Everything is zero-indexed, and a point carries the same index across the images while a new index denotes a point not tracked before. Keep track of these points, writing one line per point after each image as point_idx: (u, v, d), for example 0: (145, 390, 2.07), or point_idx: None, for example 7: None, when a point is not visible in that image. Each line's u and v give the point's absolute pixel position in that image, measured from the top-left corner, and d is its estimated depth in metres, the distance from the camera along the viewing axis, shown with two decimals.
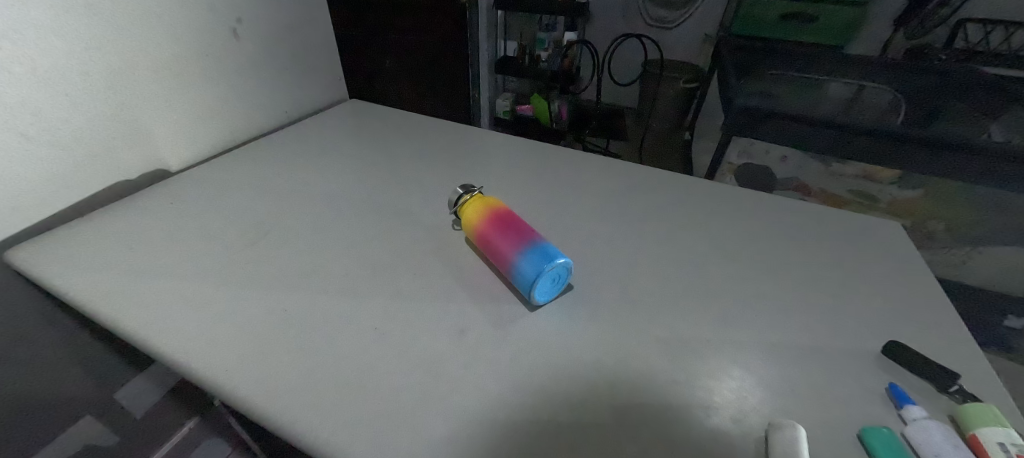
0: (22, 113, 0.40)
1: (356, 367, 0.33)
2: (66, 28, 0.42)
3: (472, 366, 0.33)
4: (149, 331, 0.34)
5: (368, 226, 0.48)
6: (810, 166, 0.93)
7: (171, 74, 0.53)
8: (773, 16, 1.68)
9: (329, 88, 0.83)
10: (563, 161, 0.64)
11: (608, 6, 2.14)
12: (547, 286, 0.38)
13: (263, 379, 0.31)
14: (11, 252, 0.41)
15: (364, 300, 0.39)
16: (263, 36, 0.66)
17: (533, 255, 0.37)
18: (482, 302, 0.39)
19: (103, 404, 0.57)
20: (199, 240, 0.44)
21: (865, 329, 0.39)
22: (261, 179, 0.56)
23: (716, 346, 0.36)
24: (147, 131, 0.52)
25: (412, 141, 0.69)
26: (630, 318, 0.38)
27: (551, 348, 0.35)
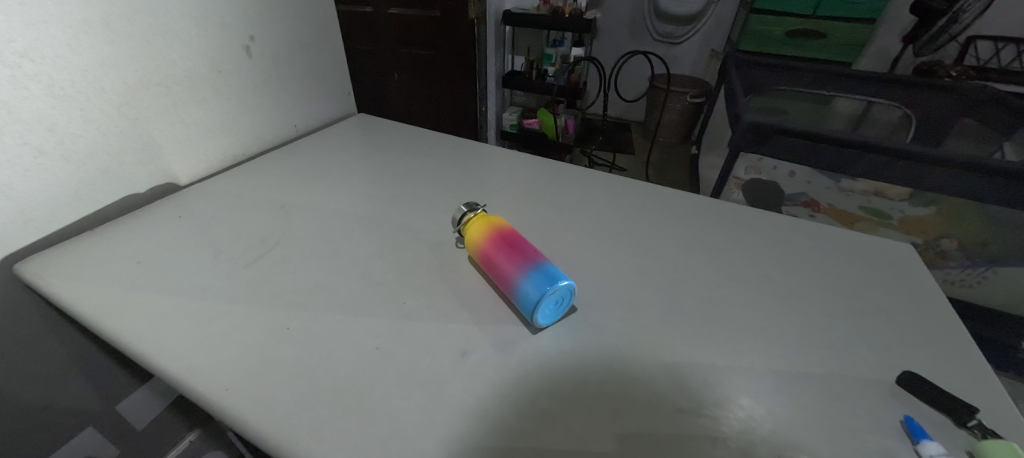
0: (37, 127, 0.41)
1: (356, 388, 0.32)
2: (84, 47, 0.43)
3: (473, 390, 0.33)
4: (152, 348, 0.34)
5: (374, 243, 0.48)
6: (818, 181, 0.91)
7: (185, 90, 0.55)
8: (779, 33, 1.69)
9: (338, 103, 0.85)
10: (569, 179, 0.64)
11: (615, 22, 2.16)
12: (551, 309, 0.37)
13: (262, 399, 0.31)
14: (21, 263, 0.42)
15: (366, 319, 0.38)
16: (276, 53, 0.67)
17: (537, 276, 0.37)
18: (485, 323, 0.39)
19: (105, 416, 0.57)
20: (204, 256, 0.44)
21: (879, 358, 0.38)
22: (269, 193, 0.56)
23: (724, 374, 0.35)
24: (159, 145, 0.53)
25: (420, 157, 0.70)
26: (637, 342, 0.38)
27: (554, 372, 0.35)
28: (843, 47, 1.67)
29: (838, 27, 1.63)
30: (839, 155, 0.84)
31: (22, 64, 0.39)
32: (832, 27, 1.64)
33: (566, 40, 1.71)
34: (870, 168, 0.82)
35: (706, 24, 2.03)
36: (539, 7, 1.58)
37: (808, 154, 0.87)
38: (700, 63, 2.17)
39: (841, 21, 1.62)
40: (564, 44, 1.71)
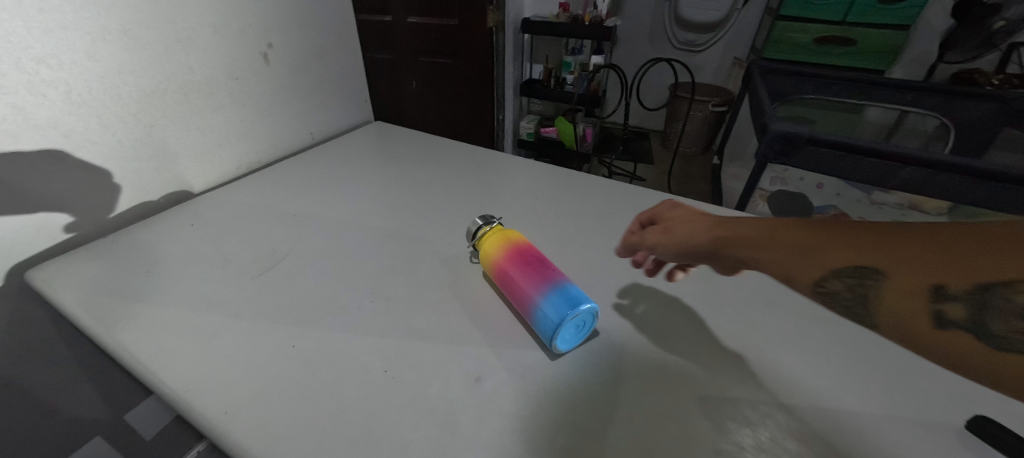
0: (52, 133, 0.41)
1: (360, 416, 0.30)
2: (103, 54, 0.43)
3: (486, 422, 0.30)
4: (153, 365, 0.33)
5: (386, 255, 0.47)
6: (849, 194, 0.89)
7: (201, 98, 0.54)
8: (806, 40, 1.64)
9: (355, 110, 0.84)
10: (589, 190, 0.61)
11: (635, 30, 2.13)
12: (571, 333, 0.34)
13: (260, 425, 0.29)
14: (32, 271, 0.41)
15: (375, 338, 0.36)
16: (294, 61, 0.67)
17: (556, 297, 0.34)
18: (501, 345, 0.36)
19: (114, 425, 0.56)
20: (212, 266, 0.43)
21: (941, 395, 0.33)
22: (281, 202, 0.55)
23: (767, 411, 0.31)
24: (174, 152, 0.53)
25: (436, 166, 0.68)
26: (666, 372, 0.34)
27: (576, 404, 0.31)
28: (875, 54, 1.60)
29: (869, 34, 1.56)
30: (876, 168, 0.78)
31: (40, 70, 0.39)
32: (863, 34, 1.57)
33: (586, 48, 1.65)
34: (910, 181, 0.76)
35: (728, 31, 1.98)
36: (558, 15, 1.56)
37: (841, 166, 0.81)
38: (722, 72, 2.12)
39: (874, 27, 1.55)
40: (584, 52, 1.66)
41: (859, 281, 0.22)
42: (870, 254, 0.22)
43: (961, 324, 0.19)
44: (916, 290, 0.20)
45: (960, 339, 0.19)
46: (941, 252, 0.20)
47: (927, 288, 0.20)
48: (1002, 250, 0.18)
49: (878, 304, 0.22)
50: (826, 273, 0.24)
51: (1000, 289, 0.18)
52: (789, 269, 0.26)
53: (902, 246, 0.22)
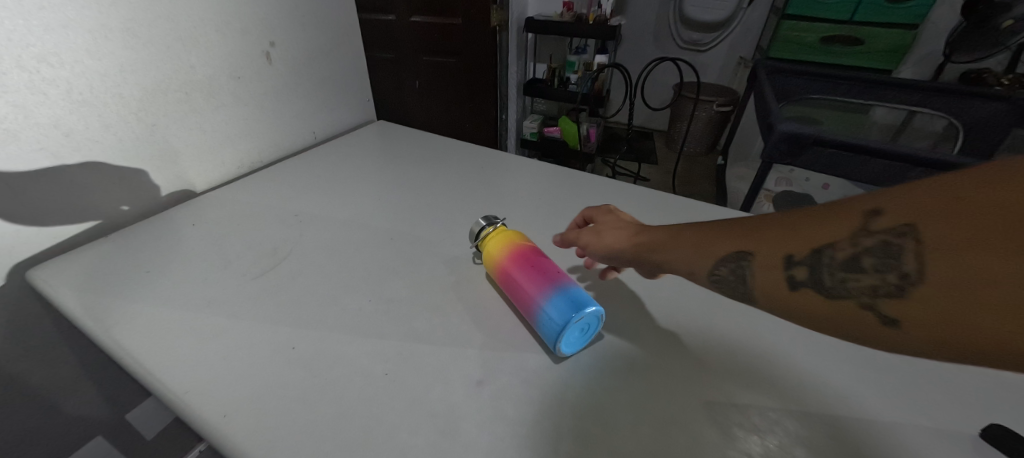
0: (53, 132, 0.41)
1: (361, 420, 0.29)
2: (104, 52, 0.43)
3: (488, 427, 0.29)
4: (152, 367, 0.32)
5: (387, 256, 0.46)
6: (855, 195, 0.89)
7: (203, 96, 0.54)
8: (813, 39, 1.62)
9: (358, 109, 0.84)
10: (593, 191, 0.61)
11: (639, 29, 2.12)
12: (575, 337, 0.34)
13: (259, 428, 0.29)
14: (33, 270, 0.41)
15: (375, 341, 0.36)
16: (296, 60, 0.67)
17: (559, 300, 0.34)
18: (504, 348, 0.36)
19: (114, 425, 0.56)
20: (213, 266, 0.43)
21: (955, 403, 0.32)
22: (283, 202, 0.55)
23: (775, 418, 0.31)
24: (175, 152, 0.53)
25: (439, 166, 0.68)
26: (671, 377, 0.34)
27: (580, 409, 0.31)
28: (883, 53, 1.58)
29: (877, 33, 1.54)
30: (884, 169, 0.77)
31: (41, 68, 0.38)
32: (871, 34, 1.55)
33: (590, 47, 1.66)
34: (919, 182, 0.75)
35: (733, 31, 1.97)
36: (563, 14, 1.55)
37: (848, 167, 0.80)
38: (727, 72, 2.11)
39: (882, 26, 1.53)
40: (588, 51, 1.66)
41: (737, 264, 0.26)
42: (742, 241, 0.26)
43: (808, 283, 0.22)
44: (773, 264, 0.24)
45: (810, 296, 0.22)
46: (787, 229, 0.24)
47: (781, 260, 0.24)
48: (822, 220, 0.22)
49: (753, 282, 0.25)
50: (717, 261, 0.27)
51: (825, 249, 0.22)
52: (692, 265, 0.30)
53: (762, 230, 0.25)
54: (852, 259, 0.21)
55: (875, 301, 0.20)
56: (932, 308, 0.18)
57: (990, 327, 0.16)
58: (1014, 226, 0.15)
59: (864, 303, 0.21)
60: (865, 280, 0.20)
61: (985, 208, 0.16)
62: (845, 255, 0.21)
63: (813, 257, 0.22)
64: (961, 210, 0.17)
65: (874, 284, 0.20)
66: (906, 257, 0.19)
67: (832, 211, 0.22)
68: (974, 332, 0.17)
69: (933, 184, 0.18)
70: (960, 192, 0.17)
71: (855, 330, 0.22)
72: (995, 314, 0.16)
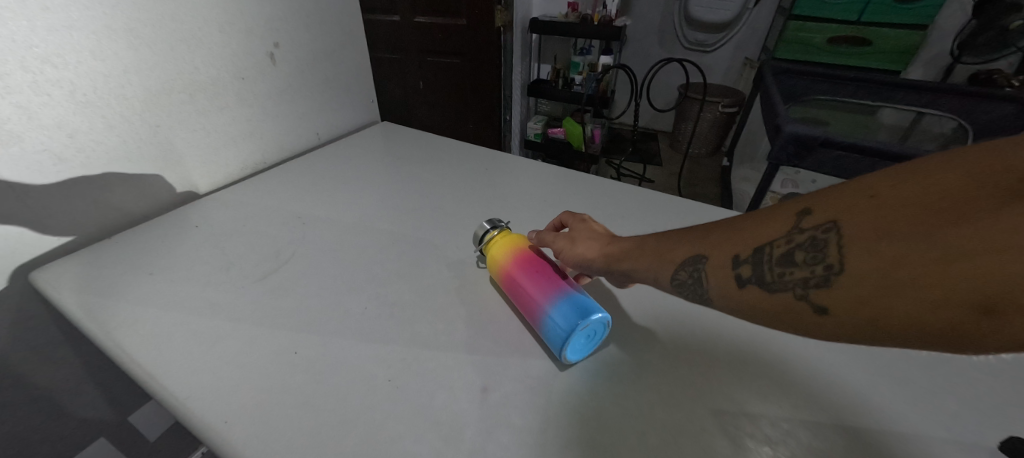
0: (57, 133, 0.41)
1: (363, 428, 0.29)
2: (108, 53, 0.42)
3: (492, 435, 0.29)
4: (153, 371, 0.32)
5: (391, 258, 0.46)
6: None
7: (207, 97, 0.54)
8: (819, 40, 1.60)
9: (362, 110, 0.84)
10: (598, 193, 0.60)
11: (644, 30, 2.11)
12: (581, 343, 0.33)
13: (260, 435, 0.28)
14: (36, 272, 0.41)
15: (377, 346, 0.35)
16: (300, 60, 0.67)
17: (565, 305, 0.33)
18: (508, 354, 0.35)
19: (117, 427, 0.56)
20: (216, 269, 0.43)
21: (970, 413, 0.31)
22: (287, 204, 0.55)
23: (788, 429, 0.30)
24: (180, 153, 0.53)
25: (443, 167, 0.67)
26: (681, 385, 0.33)
27: (588, 418, 0.30)
28: (890, 54, 1.56)
29: (885, 34, 1.53)
30: None
31: (45, 69, 0.38)
32: (879, 34, 1.54)
33: (593, 48, 1.63)
34: None
35: (739, 31, 1.95)
36: (567, 15, 1.54)
37: (857, 169, 0.79)
38: (733, 72, 2.09)
39: (889, 26, 1.52)
40: (592, 52, 1.63)
41: (693, 267, 0.28)
42: (697, 246, 0.28)
43: (754, 280, 0.24)
44: (724, 264, 0.26)
45: (756, 293, 0.24)
46: (735, 233, 0.26)
47: (730, 261, 0.26)
48: (763, 224, 0.25)
49: (706, 283, 0.27)
50: (675, 266, 0.29)
51: (766, 248, 0.24)
52: (654, 272, 0.30)
53: (712, 236, 0.28)
54: (788, 256, 0.23)
55: (807, 292, 0.22)
56: (853, 291, 0.20)
57: (905, 304, 0.18)
58: (917, 216, 0.19)
59: (799, 295, 0.22)
60: (798, 273, 0.22)
61: (899, 204, 0.20)
62: (784, 252, 0.23)
63: (756, 256, 0.25)
64: (876, 206, 0.20)
65: (806, 277, 0.22)
66: (831, 249, 0.21)
67: (772, 217, 0.25)
68: (889, 309, 0.19)
69: (852, 190, 0.22)
70: (877, 193, 0.21)
71: (789, 323, 0.23)
72: (909, 292, 0.18)
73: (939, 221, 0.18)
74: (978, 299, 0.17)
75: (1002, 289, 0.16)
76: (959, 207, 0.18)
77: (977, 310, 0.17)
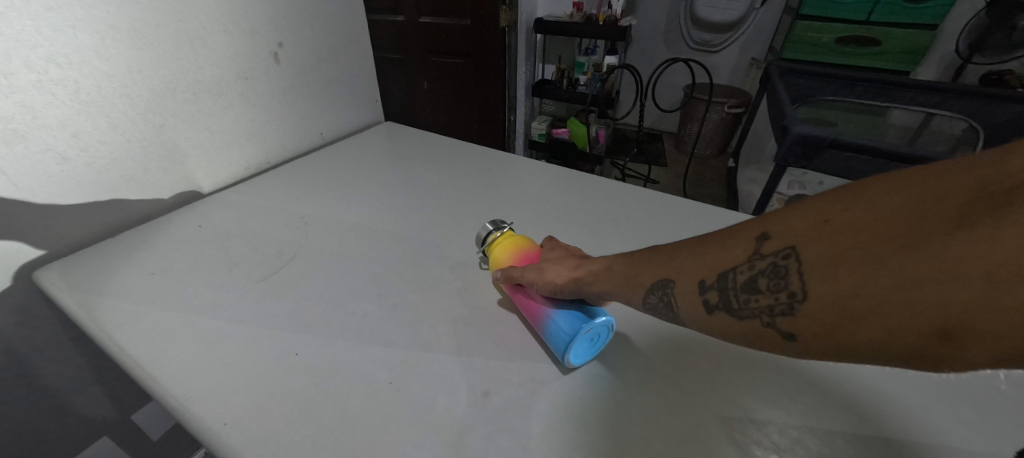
0: (62, 133, 0.41)
1: (363, 431, 0.29)
2: (112, 53, 0.43)
3: (494, 440, 0.28)
4: (153, 372, 0.32)
5: (393, 260, 0.45)
6: None
7: (209, 97, 0.54)
8: (827, 40, 1.59)
9: (366, 110, 0.83)
10: (602, 195, 0.60)
11: (649, 30, 2.09)
12: (584, 348, 0.33)
13: (258, 438, 0.28)
14: (41, 271, 0.41)
15: (378, 348, 0.35)
16: (304, 60, 0.67)
17: (570, 310, 0.33)
18: (510, 358, 0.34)
19: (120, 426, 0.56)
20: (218, 269, 0.43)
21: (984, 421, 0.31)
22: (290, 204, 0.55)
23: (796, 436, 0.29)
24: (183, 153, 0.53)
25: (446, 168, 0.67)
26: (684, 392, 0.32)
27: (590, 423, 0.30)
28: (899, 54, 1.54)
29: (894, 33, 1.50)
30: None
31: (49, 69, 0.38)
32: (888, 34, 1.51)
33: (599, 48, 1.63)
34: None
35: (746, 31, 1.94)
36: (572, 15, 1.54)
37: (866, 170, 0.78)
38: (739, 73, 2.07)
39: (899, 26, 1.50)
40: (597, 52, 1.64)
41: (662, 291, 0.26)
42: (662, 270, 0.26)
43: (721, 307, 0.23)
44: (690, 289, 0.24)
45: (724, 321, 0.23)
46: (698, 256, 0.25)
47: (695, 286, 0.24)
48: (722, 247, 0.24)
49: (675, 308, 0.25)
50: (644, 291, 0.27)
51: (730, 273, 0.22)
52: (625, 296, 0.29)
53: (677, 259, 0.26)
54: (750, 281, 0.21)
55: (773, 319, 0.20)
56: (816, 320, 0.19)
57: (868, 333, 0.17)
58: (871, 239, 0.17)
59: (767, 322, 0.21)
60: (762, 300, 0.21)
61: (854, 226, 0.18)
62: (746, 278, 0.22)
63: (721, 282, 0.23)
64: (834, 230, 0.19)
65: (770, 304, 0.20)
66: (793, 275, 0.19)
67: (732, 238, 0.23)
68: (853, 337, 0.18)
69: (806, 210, 0.20)
70: (831, 215, 0.19)
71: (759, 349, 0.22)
72: (874, 322, 0.17)
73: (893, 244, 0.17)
74: (941, 328, 0.15)
75: (963, 318, 0.15)
76: (910, 230, 0.16)
77: (939, 338, 0.16)
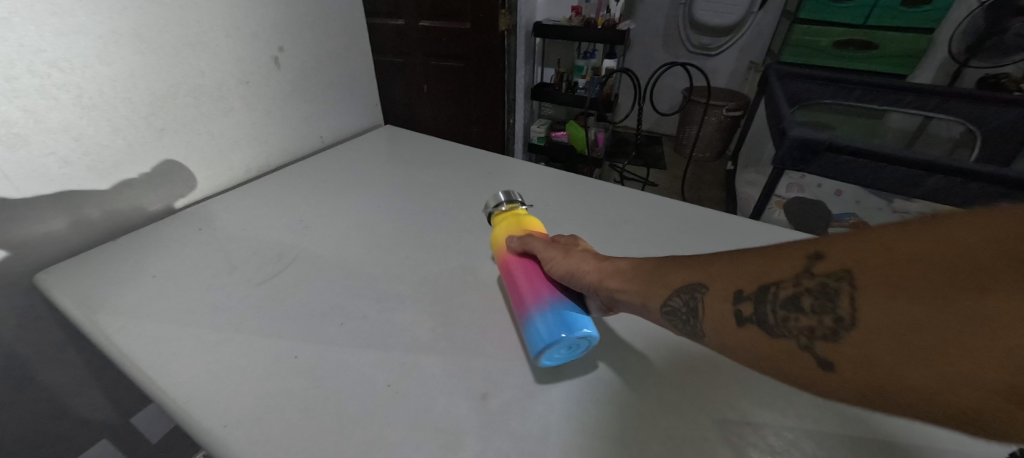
0: (64, 137, 0.41)
1: (363, 433, 0.29)
2: (114, 57, 0.43)
3: (492, 442, 0.28)
4: (153, 375, 0.32)
5: (393, 263, 0.46)
6: (868, 201, 0.88)
7: (212, 101, 0.54)
8: (825, 43, 1.59)
9: (365, 113, 0.84)
10: (601, 198, 0.60)
11: (648, 33, 2.10)
12: (560, 354, 0.32)
13: (257, 440, 0.28)
14: (42, 274, 0.41)
15: (377, 351, 0.35)
16: (305, 65, 0.67)
17: (552, 315, 0.32)
18: (508, 360, 0.35)
19: (120, 428, 0.56)
20: (218, 272, 0.43)
21: None
22: (289, 207, 0.55)
23: (792, 438, 0.29)
24: (185, 157, 0.53)
25: (445, 171, 0.67)
26: (682, 395, 0.32)
27: (588, 426, 0.30)
28: (896, 58, 1.55)
29: (891, 37, 1.51)
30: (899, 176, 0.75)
31: (52, 73, 0.39)
32: (885, 38, 1.52)
33: (598, 52, 1.66)
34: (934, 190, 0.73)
35: (744, 35, 1.95)
36: (571, 19, 1.55)
37: (862, 174, 0.78)
38: (738, 76, 2.08)
39: (895, 30, 1.51)
40: (596, 55, 1.66)
41: (689, 295, 0.27)
42: (695, 274, 0.27)
43: (755, 320, 0.23)
44: (725, 297, 0.25)
45: (753, 335, 0.23)
46: (739, 266, 0.25)
47: (730, 294, 0.24)
48: (770, 260, 0.24)
49: (700, 315, 0.26)
50: (669, 291, 0.28)
51: (772, 287, 0.23)
52: (644, 296, 0.30)
53: (714, 266, 0.27)
54: (793, 299, 0.22)
55: (813, 342, 0.20)
56: (859, 351, 0.18)
57: (920, 375, 0.16)
58: (936, 274, 0.17)
59: (803, 345, 0.21)
60: (805, 320, 0.21)
61: (917, 260, 0.18)
62: (789, 295, 0.22)
63: (759, 294, 0.23)
64: (894, 258, 0.19)
65: (813, 326, 0.20)
66: (842, 299, 0.20)
67: (781, 254, 0.24)
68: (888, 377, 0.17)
69: (868, 238, 0.20)
70: (896, 246, 0.19)
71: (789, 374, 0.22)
72: (927, 364, 0.16)
73: (960, 285, 0.16)
74: (1009, 386, 0.14)
75: None
76: (983, 274, 0.16)
77: (1005, 398, 0.14)
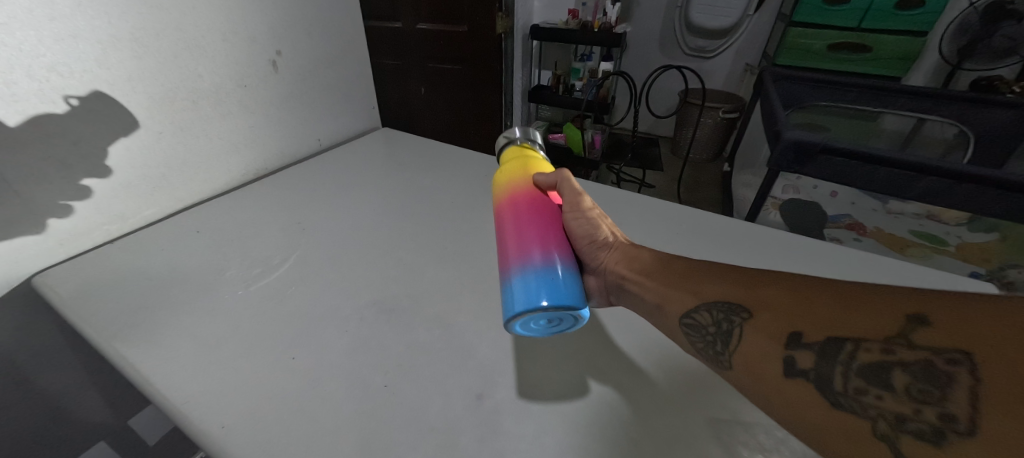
0: (62, 141, 0.41)
1: (360, 433, 0.29)
2: (112, 62, 0.43)
3: (488, 442, 0.29)
4: (152, 377, 0.32)
5: (389, 266, 0.46)
6: (863, 203, 0.83)
7: (210, 104, 0.55)
8: (819, 46, 1.61)
9: (363, 116, 0.84)
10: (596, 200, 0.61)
11: (644, 36, 2.12)
12: (538, 323, 0.31)
13: (255, 440, 0.28)
14: (40, 277, 0.41)
15: (374, 353, 0.35)
16: (302, 68, 0.68)
17: (534, 279, 0.31)
18: (505, 361, 0.35)
19: (117, 431, 0.56)
20: (216, 275, 0.43)
21: None
22: (287, 209, 0.56)
23: (783, 436, 0.30)
24: (183, 159, 0.53)
25: (442, 173, 0.68)
26: (675, 394, 0.33)
27: (583, 425, 0.30)
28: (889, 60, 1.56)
29: (884, 39, 1.53)
30: (891, 178, 0.76)
31: (51, 78, 0.39)
32: (879, 41, 1.54)
33: (595, 54, 1.69)
34: (925, 191, 0.74)
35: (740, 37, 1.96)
36: (568, 22, 1.56)
37: (855, 176, 0.79)
38: (734, 78, 2.10)
39: (888, 33, 1.52)
40: (592, 58, 1.69)
41: (725, 317, 0.28)
42: (746, 301, 0.28)
43: (812, 375, 0.22)
44: (781, 340, 0.24)
45: (801, 387, 0.23)
46: (803, 308, 0.25)
47: (785, 335, 0.24)
48: (855, 309, 0.23)
49: (733, 340, 0.27)
50: (701, 306, 0.30)
51: (851, 347, 0.22)
52: (664, 300, 0.32)
53: (774, 299, 0.26)
54: (878, 367, 0.21)
55: (896, 433, 0.19)
56: (961, 457, 0.17)
57: None
58: None
59: (883, 433, 0.20)
60: (891, 402, 0.20)
61: None
62: (873, 362, 0.21)
63: (824, 347, 0.22)
64: None
65: (903, 412, 0.19)
66: (957, 388, 0.18)
67: (870, 304, 0.22)
68: None
69: (1000, 320, 0.18)
70: None
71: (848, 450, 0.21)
72: None
73: None
74: None
75: None
76: None
77: None
